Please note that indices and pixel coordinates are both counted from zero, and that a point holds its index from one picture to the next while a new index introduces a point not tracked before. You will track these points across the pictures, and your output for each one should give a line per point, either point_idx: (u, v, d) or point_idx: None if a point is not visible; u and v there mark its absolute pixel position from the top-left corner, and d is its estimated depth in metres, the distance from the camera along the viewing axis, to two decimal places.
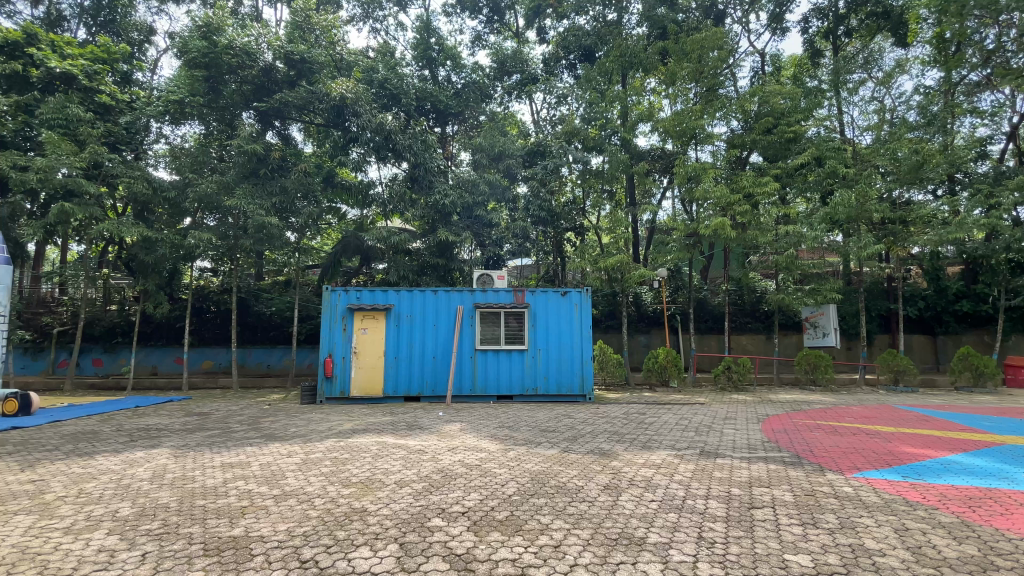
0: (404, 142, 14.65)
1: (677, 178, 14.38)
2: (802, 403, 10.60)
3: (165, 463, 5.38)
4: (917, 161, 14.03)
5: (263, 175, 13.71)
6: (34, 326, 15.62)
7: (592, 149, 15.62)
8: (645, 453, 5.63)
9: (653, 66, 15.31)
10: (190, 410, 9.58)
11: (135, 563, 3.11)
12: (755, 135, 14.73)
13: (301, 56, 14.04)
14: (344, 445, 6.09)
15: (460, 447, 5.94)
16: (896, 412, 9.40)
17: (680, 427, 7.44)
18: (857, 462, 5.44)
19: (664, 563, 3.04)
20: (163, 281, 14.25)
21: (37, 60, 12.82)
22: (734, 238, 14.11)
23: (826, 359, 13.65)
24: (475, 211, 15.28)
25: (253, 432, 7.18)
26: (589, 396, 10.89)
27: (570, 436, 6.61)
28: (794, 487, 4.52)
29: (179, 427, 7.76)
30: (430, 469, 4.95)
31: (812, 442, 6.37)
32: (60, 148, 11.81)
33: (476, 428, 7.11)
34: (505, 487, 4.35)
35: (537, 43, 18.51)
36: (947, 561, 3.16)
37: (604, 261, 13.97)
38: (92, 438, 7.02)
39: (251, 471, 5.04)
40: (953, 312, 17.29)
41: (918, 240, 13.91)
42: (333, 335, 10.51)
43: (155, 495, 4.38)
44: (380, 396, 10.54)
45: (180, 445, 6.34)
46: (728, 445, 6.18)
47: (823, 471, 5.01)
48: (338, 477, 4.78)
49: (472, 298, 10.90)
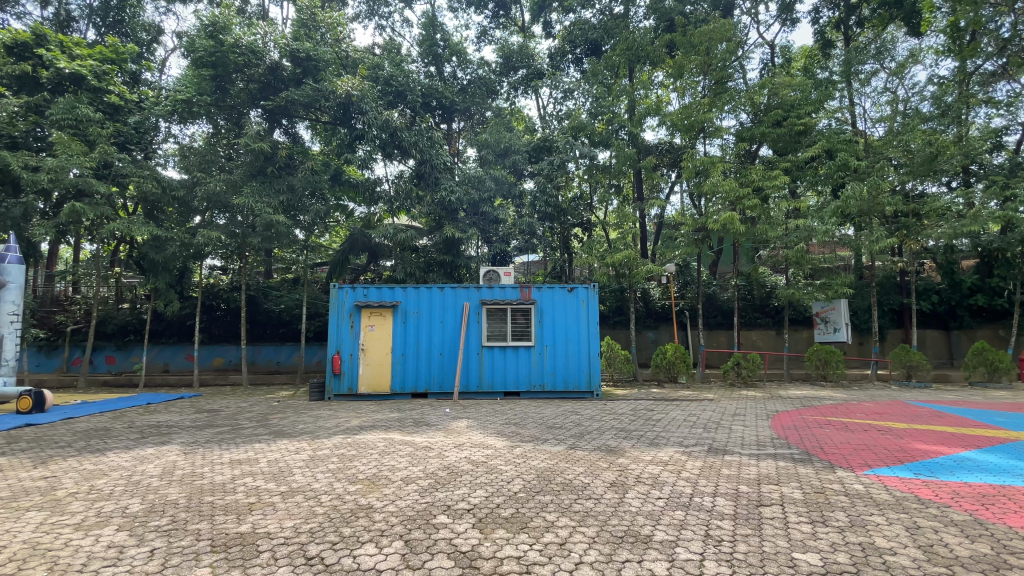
0: (410, 138, 14.76)
1: (686, 173, 14.34)
2: (813, 399, 10.46)
3: (174, 460, 5.42)
4: (931, 154, 13.80)
5: (270, 174, 13.76)
6: (48, 324, 15.85)
7: (599, 144, 15.44)
8: (653, 450, 5.59)
9: (660, 59, 15.10)
10: (201, 406, 9.67)
11: (144, 559, 3.13)
12: (764, 128, 14.53)
13: (307, 54, 14.08)
14: (351, 442, 6.10)
15: (466, 444, 5.93)
16: (911, 408, 9.27)
17: (688, 424, 7.39)
18: (868, 459, 5.36)
19: (670, 561, 3.02)
20: (173, 279, 14.36)
21: (47, 61, 12.94)
22: (744, 233, 14.01)
23: (837, 354, 13.49)
24: (482, 207, 15.33)
25: (261, 429, 7.21)
26: (598, 392, 10.83)
27: (576, 433, 6.58)
28: (803, 484, 4.47)
29: (189, 424, 7.82)
30: (437, 466, 4.95)
31: (822, 439, 6.29)
32: (70, 148, 11.96)
33: (483, 425, 7.10)
34: (511, 484, 4.34)
35: (543, 38, 18.38)
36: (959, 560, 3.11)
37: (612, 256, 13.89)
38: (104, 434, 7.10)
39: (259, 467, 5.07)
40: (967, 307, 17.06)
41: (932, 234, 13.85)
42: (341, 332, 10.56)
43: (164, 491, 4.42)
44: (388, 393, 10.57)
45: (189, 442, 6.39)
46: (737, 441, 6.13)
47: (833, 468, 4.95)
48: (345, 474, 4.79)
49: (479, 295, 10.90)
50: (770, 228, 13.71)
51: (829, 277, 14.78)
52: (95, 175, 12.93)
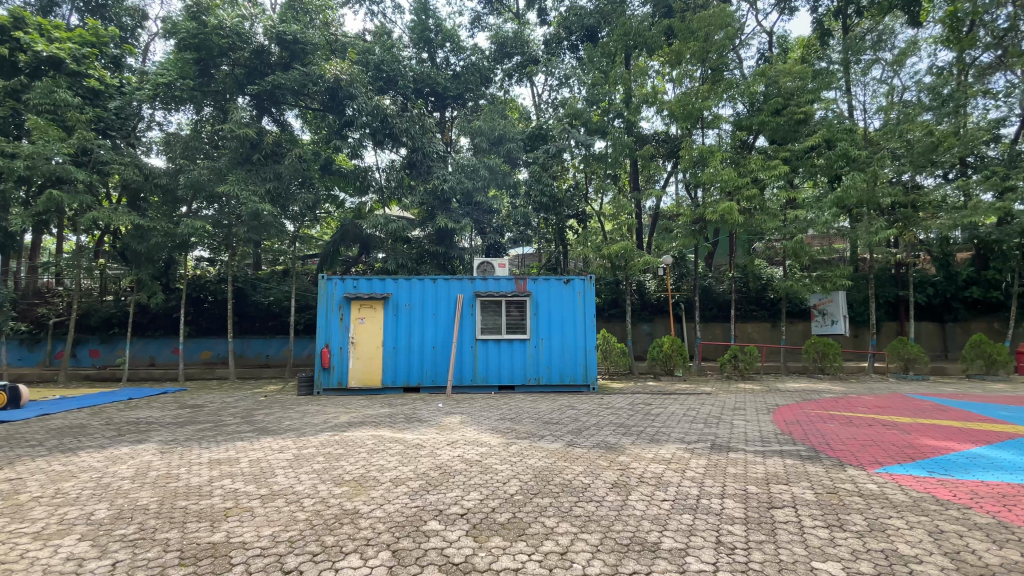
0: (402, 125, 14.40)
1: (683, 163, 14.08)
2: (812, 392, 10.29)
3: (149, 460, 5.12)
4: (931, 143, 13.65)
5: (256, 161, 13.39)
6: (31, 317, 15.46)
7: (595, 133, 15.07)
8: (654, 447, 5.35)
9: (658, 46, 14.72)
10: (185, 401, 9.35)
11: (103, 573, 2.85)
12: (764, 117, 14.30)
13: (294, 37, 13.63)
14: (339, 440, 5.82)
15: (460, 441, 5.66)
16: (912, 402, 9.10)
17: (688, 419, 7.15)
18: (879, 456, 5.15)
19: (682, 572, 2.77)
20: (157, 270, 13.95)
21: (23, 44, 12.50)
22: (740, 224, 13.88)
23: (835, 347, 13.35)
24: (475, 197, 15.05)
25: (245, 426, 6.92)
26: (594, 385, 10.63)
27: (574, 429, 6.34)
28: (814, 483, 4.25)
29: (169, 421, 7.51)
30: (427, 465, 4.69)
31: (827, 434, 6.08)
32: (46, 134, 11.56)
33: (477, 421, 6.85)
34: (507, 486, 4.07)
35: (538, 25, 17.98)
36: (990, 569, 2.88)
37: (609, 247, 13.62)
38: (79, 432, 6.77)
39: (239, 468, 4.78)
40: (963, 299, 17.00)
41: (931, 225, 13.70)
42: (330, 325, 10.26)
43: (134, 495, 4.13)
44: (379, 387, 10.29)
45: (168, 440, 6.07)
46: (740, 437, 5.91)
47: (843, 466, 4.73)
48: (331, 475, 4.51)
49: (472, 286, 10.60)
50: (769, 219, 13.59)
51: (828, 269, 14.59)
52: (74, 163, 12.50)
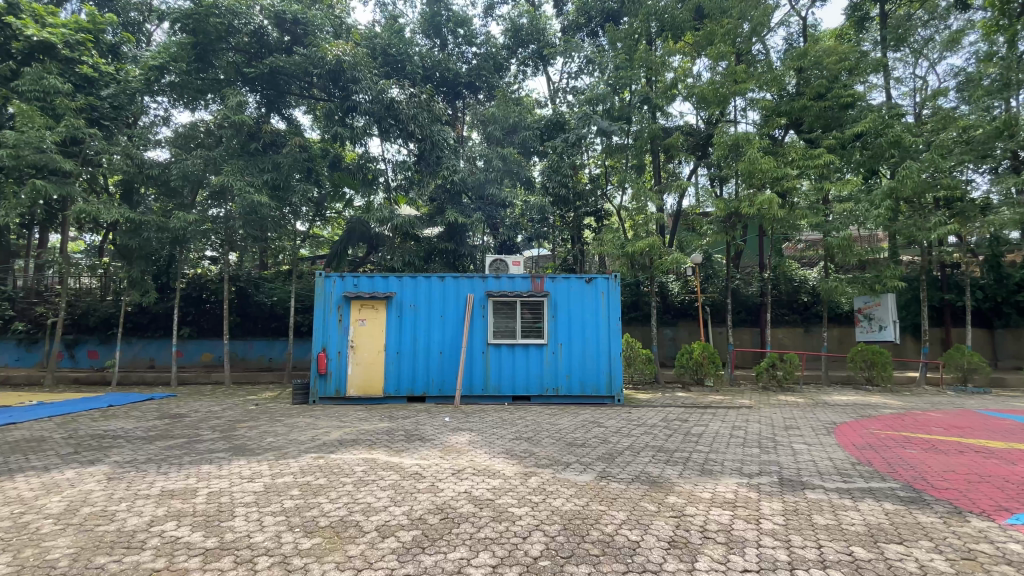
0: (408, 112, 13.40)
1: (717, 151, 12.85)
2: (868, 407, 9.06)
3: (90, 490, 4.20)
4: (993, 130, 12.41)
5: (254, 151, 12.64)
6: (28, 316, 14.79)
7: (621, 118, 13.78)
8: (708, 482, 4.30)
9: (685, 29, 13.74)
10: (166, 411, 8.45)
11: None
12: (805, 102, 13.18)
13: (295, 17, 12.82)
14: (324, 465, 4.85)
15: (468, 469, 4.66)
16: (991, 420, 7.86)
17: (736, 441, 6.06)
18: (999, 498, 4.04)
19: None
20: (149, 267, 13.11)
21: (16, 29, 11.88)
22: (778, 220, 12.62)
23: (883, 355, 12.08)
24: (488, 190, 14.17)
25: (221, 443, 6.00)
26: (618, 397, 9.61)
27: (605, 455, 5.29)
28: (940, 543, 3.17)
29: (140, 434, 6.59)
30: (426, 506, 3.69)
31: (915, 465, 4.96)
32: (32, 121, 10.82)
33: (488, 441, 5.84)
34: (528, 544, 3.05)
35: (556, 13, 17.05)
36: None
37: (633, 245, 12.48)
38: (33, 447, 5.91)
39: (192, 506, 3.82)
40: (1015, 305, 15.47)
41: (990, 220, 12.38)
42: (327, 327, 9.34)
43: (48, 544, 3.20)
44: (381, 396, 9.35)
45: (126, 461, 5.17)
46: (810, 469, 4.82)
47: (962, 515, 3.64)
48: (302, 519, 3.52)
49: (484, 286, 9.65)
50: (808, 214, 12.40)
51: (874, 270, 13.36)
52: (64, 153, 11.82)
